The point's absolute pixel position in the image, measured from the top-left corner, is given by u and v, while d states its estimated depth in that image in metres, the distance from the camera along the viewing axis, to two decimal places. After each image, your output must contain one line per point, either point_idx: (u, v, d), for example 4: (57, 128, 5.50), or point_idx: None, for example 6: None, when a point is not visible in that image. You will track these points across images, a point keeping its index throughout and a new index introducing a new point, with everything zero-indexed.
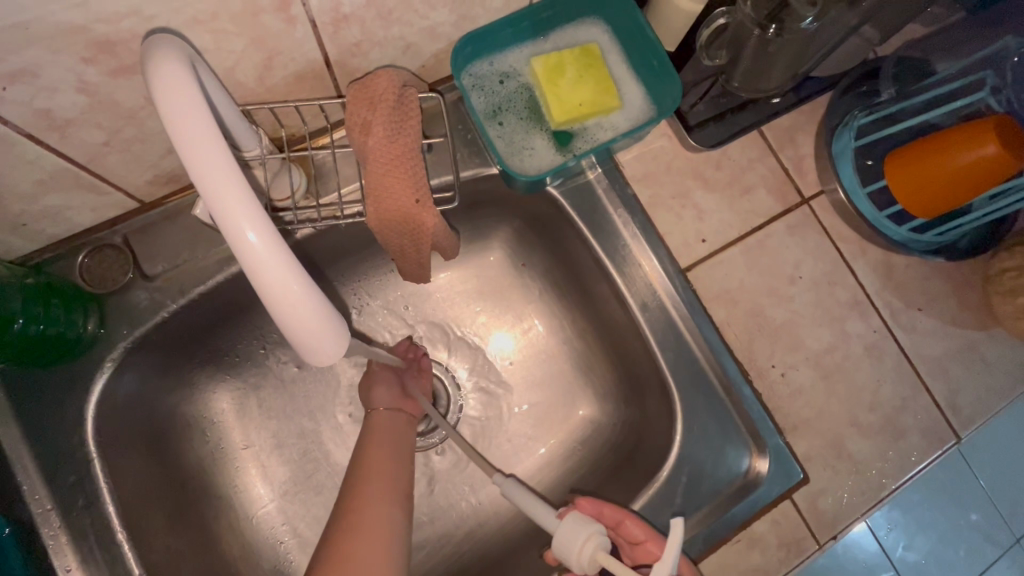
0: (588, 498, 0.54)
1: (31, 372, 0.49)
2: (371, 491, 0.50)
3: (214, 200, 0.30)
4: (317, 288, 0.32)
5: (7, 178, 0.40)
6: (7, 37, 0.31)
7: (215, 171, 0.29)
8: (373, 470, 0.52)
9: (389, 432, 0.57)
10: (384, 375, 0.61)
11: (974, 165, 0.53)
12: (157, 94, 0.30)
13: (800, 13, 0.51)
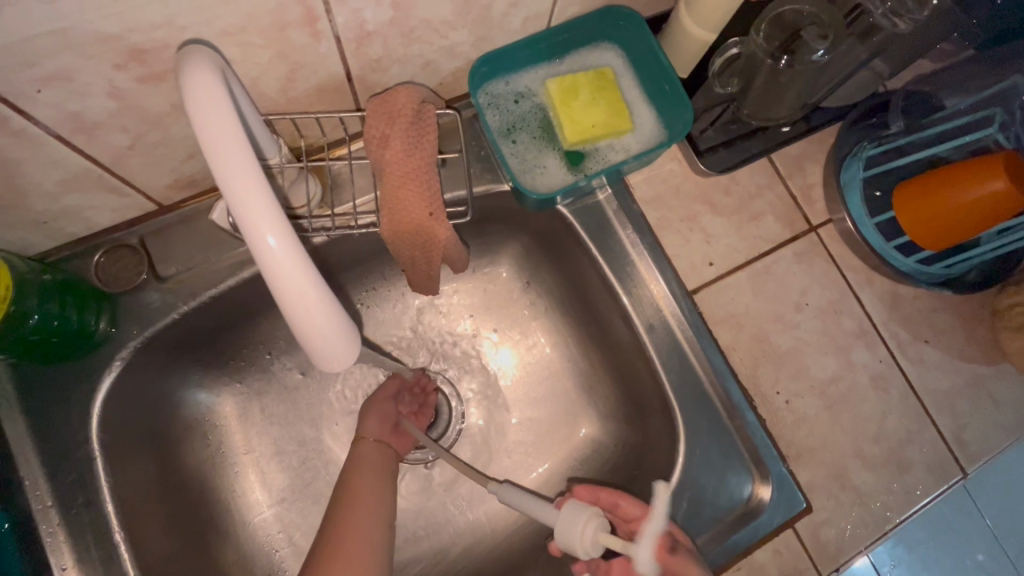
0: (585, 486, 0.58)
1: (40, 368, 0.49)
2: (359, 532, 0.49)
3: (237, 204, 0.30)
4: (332, 295, 0.32)
5: (32, 177, 0.41)
6: (44, 42, 0.32)
7: (240, 177, 0.30)
8: (357, 508, 0.51)
9: (376, 462, 0.57)
10: (381, 406, 0.61)
11: (982, 200, 0.53)
12: (190, 102, 0.31)
13: (812, 46, 0.53)
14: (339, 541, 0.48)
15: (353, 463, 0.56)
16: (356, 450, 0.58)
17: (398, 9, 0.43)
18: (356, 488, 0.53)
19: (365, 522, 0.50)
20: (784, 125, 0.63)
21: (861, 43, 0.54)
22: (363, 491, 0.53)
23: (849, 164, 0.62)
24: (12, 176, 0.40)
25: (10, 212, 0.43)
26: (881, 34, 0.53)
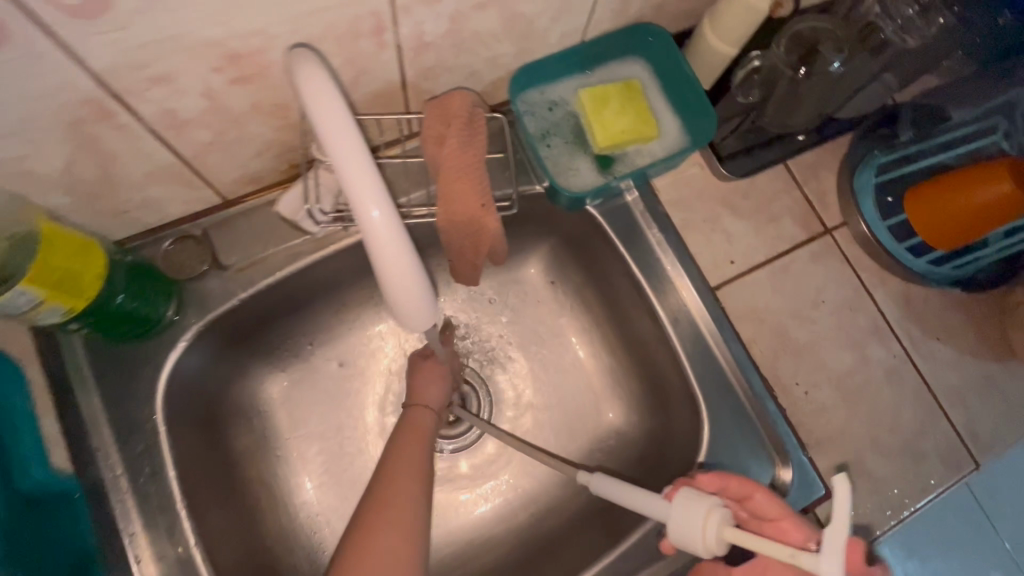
0: (711, 473, 0.53)
1: (110, 347, 0.53)
2: (400, 491, 0.49)
3: (344, 176, 0.32)
4: (422, 264, 0.35)
5: (124, 168, 0.45)
6: (160, 47, 0.37)
7: (349, 153, 0.32)
8: (398, 470, 0.51)
9: (424, 424, 0.58)
10: (440, 376, 0.63)
11: (996, 201, 0.56)
12: (302, 83, 0.33)
13: (828, 58, 0.58)
14: (380, 499, 0.49)
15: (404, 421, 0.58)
16: (411, 410, 0.59)
17: (454, 23, 0.48)
18: (401, 448, 0.54)
19: (406, 483, 0.50)
20: (798, 134, 0.67)
21: (873, 57, 0.59)
22: (406, 455, 0.53)
23: (861, 171, 0.66)
24: (109, 165, 0.44)
25: (99, 200, 0.48)
26: (890, 50, 0.58)
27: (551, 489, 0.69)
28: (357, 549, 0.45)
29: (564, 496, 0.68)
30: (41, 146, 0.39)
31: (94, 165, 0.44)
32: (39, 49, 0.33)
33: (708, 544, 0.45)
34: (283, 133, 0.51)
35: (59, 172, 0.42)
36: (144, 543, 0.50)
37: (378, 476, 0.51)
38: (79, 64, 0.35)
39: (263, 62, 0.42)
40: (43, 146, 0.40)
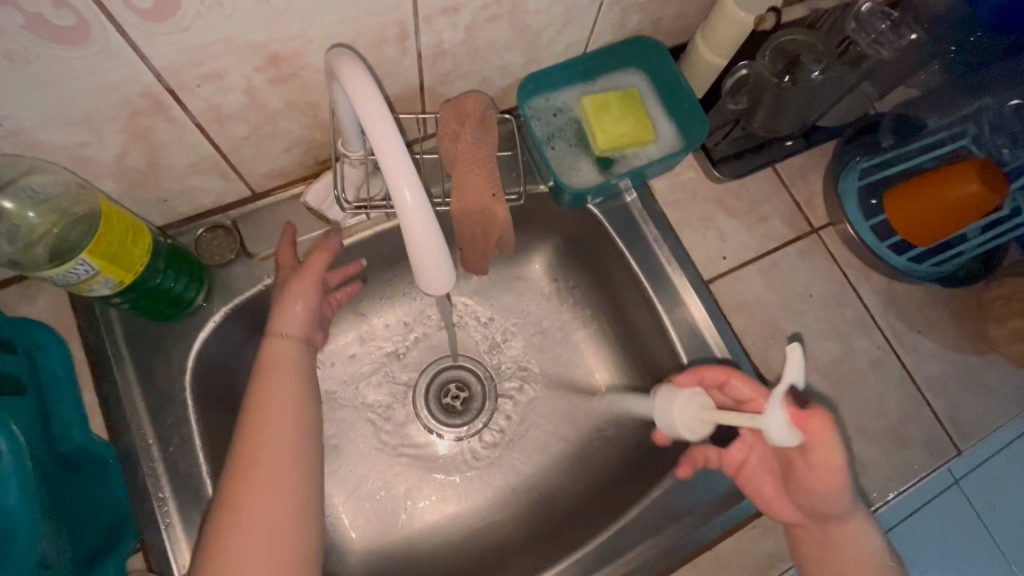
0: (687, 372, 0.60)
1: (146, 326, 0.57)
2: (260, 473, 0.48)
3: (382, 161, 0.35)
4: (447, 245, 0.37)
5: (169, 158, 0.50)
6: (213, 48, 0.42)
7: (386, 139, 0.34)
8: (258, 450, 0.49)
9: (285, 381, 0.53)
10: (305, 291, 0.58)
11: (961, 200, 0.61)
12: (347, 76, 0.36)
13: (809, 68, 0.62)
14: (244, 481, 0.47)
15: (259, 390, 0.52)
16: (263, 361, 0.54)
17: (469, 32, 0.53)
18: (260, 426, 0.50)
19: (271, 463, 0.48)
20: (787, 140, 0.72)
21: (852, 69, 0.64)
22: (269, 425, 0.50)
23: (845, 176, 0.70)
24: (156, 156, 0.49)
25: (143, 189, 0.52)
26: (869, 62, 0.63)
27: (552, 474, 0.72)
28: (227, 543, 0.45)
29: (564, 482, 0.72)
30: (101, 135, 0.44)
31: (144, 155, 0.48)
32: (112, 48, 0.38)
33: (691, 430, 0.52)
34: (311, 131, 0.56)
35: (113, 160, 0.47)
36: (172, 509, 0.53)
37: (238, 452, 0.49)
38: (144, 61, 0.40)
39: (300, 63, 0.47)
40: (103, 136, 0.44)
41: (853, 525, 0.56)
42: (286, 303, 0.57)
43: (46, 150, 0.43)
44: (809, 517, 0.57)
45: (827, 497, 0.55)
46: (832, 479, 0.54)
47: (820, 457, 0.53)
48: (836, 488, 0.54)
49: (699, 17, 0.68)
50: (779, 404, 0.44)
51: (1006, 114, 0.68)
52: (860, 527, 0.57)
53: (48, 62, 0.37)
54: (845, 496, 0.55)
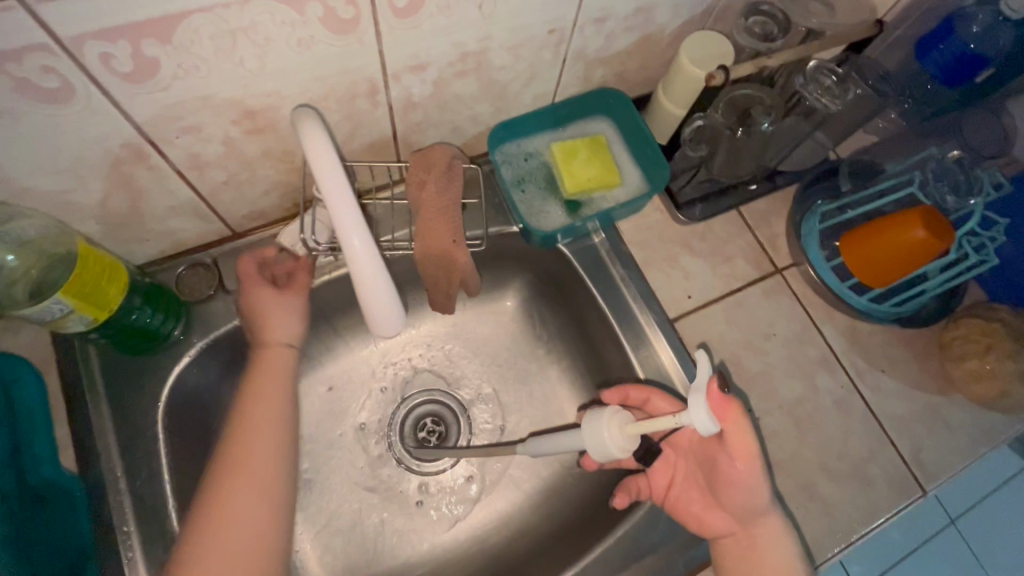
0: (614, 390, 0.67)
1: (122, 360, 0.59)
2: (235, 498, 0.50)
3: (332, 208, 0.38)
4: (393, 285, 0.40)
5: (150, 202, 0.53)
6: (192, 104, 0.45)
7: (336, 189, 0.37)
8: (236, 468, 0.51)
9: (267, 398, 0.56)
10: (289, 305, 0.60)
11: (905, 246, 0.63)
12: (305, 130, 0.39)
13: (759, 121, 0.66)
14: (218, 504, 0.50)
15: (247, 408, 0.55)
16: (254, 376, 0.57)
17: (437, 87, 0.57)
18: (246, 446, 0.53)
19: (240, 489, 0.51)
20: (750, 183, 0.75)
21: (803, 119, 0.68)
22: (250, 447, 0.53)
23: (808, 218, 0.73)
24: (138, 200, 0.52)
25: (125, 230, 0.55)
26: (818, 113, 0.66)
27: (524, 512, 0.72)
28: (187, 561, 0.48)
29: (533, 521, 0.72)
30: (84, 181, 0.47)
31: (126, 199, 0.51)
32: (96, 105, 0.41)
33: (617, 439, 0.55)
34: (288, 176, 0.59)
35: (96, 204, 0.50)
36: (136, 543, 0.53)
37: (218, 469, 0.52)
38: (125, 116, 0.43)
39: (275, 116, 0.50)
40: (86, 183, 0.47)
41: (771, 524, 0.59)
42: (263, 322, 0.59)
43: (32, 195, 0.46)
44: (739, 524, 0.59)
45: (749, 498, 0.58)
46: (753, 481, 0.57)
47: (737, 454, 0.56)
48: (754, 490, 0.57)
49: (662, 70, 0.72)
50: (702, 393, 0.49)
51: (947, 165, 0.69)
52: (778, 527, 0.59)
53: (35, 119, 0.40)
54: (761, 496, 0.57)
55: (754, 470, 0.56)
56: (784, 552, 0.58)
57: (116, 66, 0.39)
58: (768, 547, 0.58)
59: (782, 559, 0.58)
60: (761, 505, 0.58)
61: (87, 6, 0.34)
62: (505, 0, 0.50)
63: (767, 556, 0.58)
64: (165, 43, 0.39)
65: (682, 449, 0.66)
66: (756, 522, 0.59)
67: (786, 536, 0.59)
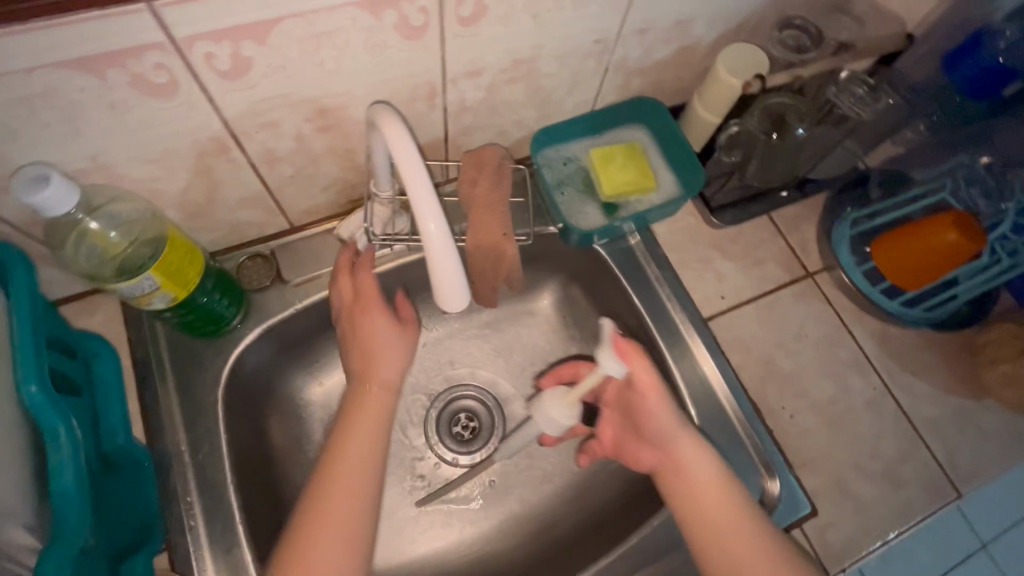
0: (545, 376, 0.75)
1: (187, 342, 0.63)
2: (334, 503, 0.53)
3: (411, 196, 0.40)
4: (463, 270, 0.42)
5: (224, 193, 0.57)
6: (274, 102, 0.49)
7: (414, 177, 0.40)
8: (328, 506, 0.53)
9: (369, 423, 0.58)
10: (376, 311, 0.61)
11: (937, 248, 0.65)
12: (383, 123, 0.42)
13: (793, 126, 0.70)
14: (311, 538, 0.51)
15: (346, 431, 0.58)
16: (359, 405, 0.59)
17: (489, 92, 0.61)
18: (335, 485, 0.54)
19: (343, 498, 0.54)
20: (782, 190, 0.77)
21: (834, 127, 0.71)
22: (342, 481, 0.54)
23: (837, 224, 0.75)
24: (214, 191, 0.56)
25: (198, 219, 0.59)
26: (849, 121, 0.70)
27: (557, 507, 0.75)
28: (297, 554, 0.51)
29: (565, 517, 0.74)
30: (172, 171, 0.52)
31: (204, 190, 0.56)
32: (193, 99, 0.45)
33: (558, 410, 0.60)
34: (347, 173, 0.63)
35: (178, 193, 0.54)
36: (198, 512, 0.57)
37: (309, 505, 0.53)
38: (216, 111, 0.48)
39: (343, 115, 0.55)
40: (173, 172, 0.52)
41: (697, 452, 0.59)
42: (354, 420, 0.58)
43: (126, 183, 0.50)
44: (661, 449, 0.61)
45: (667, 430, 0.60)
46: (659, 408, 0.60)
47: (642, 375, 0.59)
48: (670, 417, 0.60)
49: (696, 81, 0.76)
50: (606, 344, 0.51)
51: (978, 171, 0.72)
52: (705, 454, 0.59)
53: (141, 111, 0.44)
54: (680, 427, 0.60)
55: (660, 399, 0.60)
56: (705, 467, 0.58)
57: (216, 64, 0.43)
58: (700, 476, 0.58)
59: (716, 487, 0.57)
60: (681, 433, 0.60)
61: (202, 10, 0.39)
62: (558, 11, 0.54)
63: (706, 487, 0.58)
64: (260, 44, 0.43)
65: (611, 405, 0.68)
66: (682, 454, 0.59)
67: (716, 463, 0.59)
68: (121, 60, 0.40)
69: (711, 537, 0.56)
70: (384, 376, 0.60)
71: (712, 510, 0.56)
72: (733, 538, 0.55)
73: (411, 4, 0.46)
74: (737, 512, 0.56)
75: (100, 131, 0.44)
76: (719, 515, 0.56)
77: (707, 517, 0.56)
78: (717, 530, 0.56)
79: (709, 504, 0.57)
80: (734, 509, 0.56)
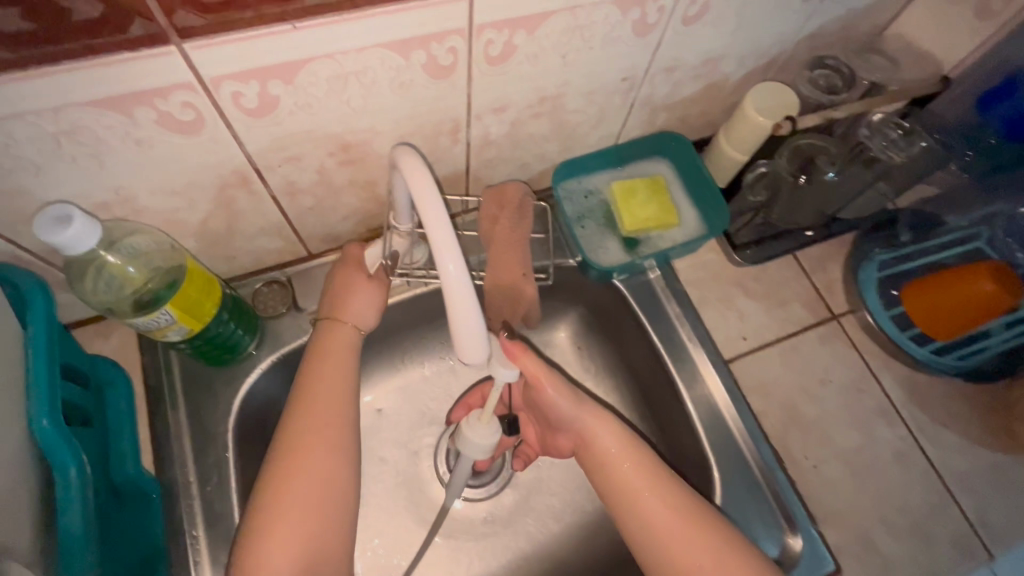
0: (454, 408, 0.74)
1: (200, 369, 0.62)
2: (309, 454, 0.52)
3: (429, 236, 0.37)
4: (484, 316, 0.39)
5: (243, 223, 0.57)
6: (299, 137, 0.49)
7: (434, 213, 0.38)
8: (304, 449, 0.52)
9: (335, 373, 0.57)
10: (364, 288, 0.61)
11: (974, 298, 0.63)
12: (404, 164, 0.41)
13: (823, 169, 0.68)
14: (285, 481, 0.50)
15: (312, 379, 0.56)
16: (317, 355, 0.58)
17: (513, 126, 0.60)
18: (305, 427, 0.53)
19: (309, 458, 0.52)
20: (808, 230, 0.75)
21: (865, 170, 0.69)
22: (310, 443, 0.52)
23: (866, 265, 0.73)
24: (234, 221, 0.56)
25: (217, 247, 0.59)
26: (881, 165, 0.67)
27: (567, 546, 0.74)
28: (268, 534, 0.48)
29: (575, 555, 0.73)
30: (193, 203, 0.51)
31: (224, 220, 0.55)
32: (219, 136, 0.45)
33: (479, 434, 0.57)
34: (367, 203, 0.62)
35: (199, 223, 0.54)
36: (204, 546, 0.56)
37: (280, 449, 0.52)
38: (240, 146, 0.47)
39: (367, 149, 0.54)
40: (195, 204, 0.52)
41: (602, 425, 0.61)
42: (318, 367, 0.57)
43: (148, 214, 0.50)
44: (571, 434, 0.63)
45: (572, 414, 0.61)
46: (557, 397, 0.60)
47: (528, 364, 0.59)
48: (571, 399, 0.60)
49: (722, 116, 0.75)
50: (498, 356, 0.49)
51: (1018, 221, 0.69)
52: (610, 422, 0.61)
53: (166, 147, 0.44)
54: (580, 407, 0.61)
55: (559, 386, 0.60)
56: (610, 440, 0.60)
57: (243, 102, 0.43)
58: (607, 448, 0.60)
59: (624, 454, 0.59)
60: (585, 412, 0.61)
61: (232, 52, 0.39)
62: (587, 50, 0.53)
63: (615, 457, 0.59)
64: (288, 84, 0.43)
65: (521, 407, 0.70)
66: (589, 431, 0.61)
67: (621, 431, 0.60)
68: (149, 99, 0.39)
69: (631, 506, 0.57)
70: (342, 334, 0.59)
71: (625, 477, 0.58)
72: (647, 505, 0.56)
73: (439, 45, 0.45)
74: (649, 475, 0.58)
75: (125, 166, 0.44)
76: (630, 481, 0.58)
77: (622, 486, 0.58)
78: (631, 496, 0.57)
79: (626, 475, 0.58)
80: (645, 473, 0.58)
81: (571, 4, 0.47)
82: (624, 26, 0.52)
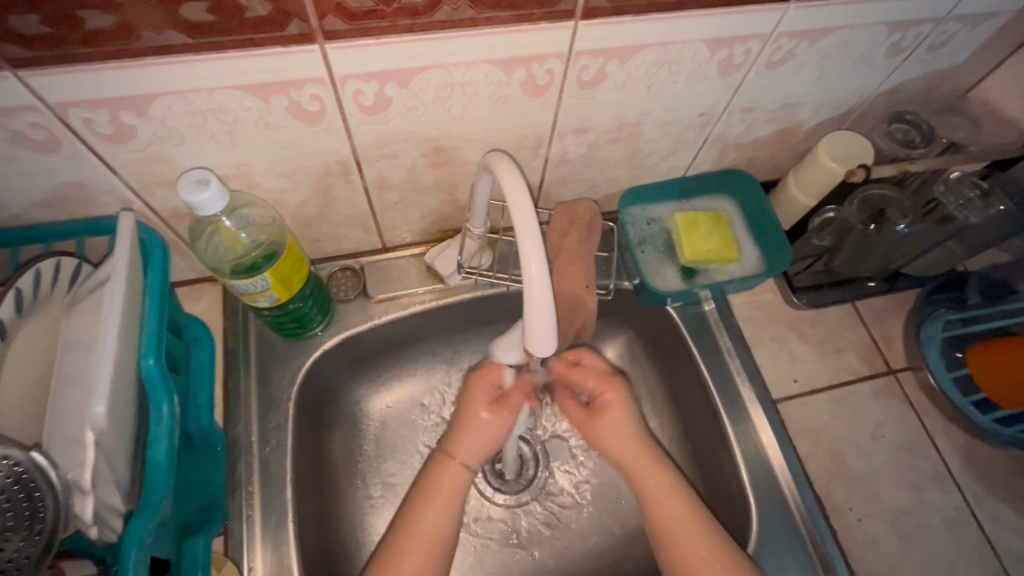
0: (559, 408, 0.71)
1: (277, 339, 0.67)
2: (424, 520, 0.59)
3: (518, 233, 0.40)
4: (555, 315, 0.41)
5: (334, 210, 0.63)
6: (400, 137, 0.54)
7: (523, 217, 0.40)
8: (430, 506, 0.60)
9: (476, 442, 0.61)
10: (477, 425, 0.61)
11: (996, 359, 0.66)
12: (496, 165, 0.44)
13: (894, 220, 0.67)
14: (410, 529, 0.58)
15: (455, 434, 0.62)
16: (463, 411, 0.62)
17: (590, 148, 0.64)
18: (440, 481, 0.61)
19: (426, 520, 0.59)
20: (870, 281, 0.76)
21: (937, 228, 0.68)
22: (416, 547, 0.57)
23: (929, 324, 0.72)
24: (327, 207, 0.62)
25: (307, 230, 0.65)
26: (956, 224, 0.66)
27: (591, 566, 0.73)
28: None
29: None
30: (297, 186, 0.57)
31: (319, 205, 0.61)
32: (333, 128, 0.51)
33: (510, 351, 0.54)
34: (443, 206, 0.67)
35: (298, 205, 0.60)
36: (257, 503, 0.60)
37: (418, 499, 0.60)
38: (349, 139, 0.52)
39: (456, 155, 0.59)
40: (299, 187, 0.57)
41: (654, 474, 0.61)
42: (462, 424, 0.62)
43: (258, 190, 0.56)
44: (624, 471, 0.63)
45: (623, 457, 0.63)
46: (614, 430, 0.62)
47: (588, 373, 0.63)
48: (628, 435, 0.62)
49: (791, 160, 0.76)
50: (539, 350, 0.44)
51: None
52: (662, 470, 0.62)
53: (289, 131, 0.50)
54: (633, 444, 0.62)
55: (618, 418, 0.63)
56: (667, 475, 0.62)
57: (361, 100, 0.48)
58: (654, 486, 0.61)
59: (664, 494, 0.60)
60: (637, 456, 0.62)
61: (365, 55, 0.44)
62: (671, 85, 0.56)
63: (660, 500, 0.60)
64: (402, 87, 0.48)
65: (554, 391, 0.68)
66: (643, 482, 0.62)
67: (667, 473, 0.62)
68: (286, 89, 0.45)
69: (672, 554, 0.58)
70: (487, 392, 0.61)
71: (657, 514, 0.60)
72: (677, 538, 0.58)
73: (540, 66, 0.50)
74: (685, 516, 0.59)
75: (251, 146, 0.50)
76: (670, 514, 0.59)
77: (664, 526, 0.59)
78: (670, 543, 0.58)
79: (666, 518, 0.59)
80: (678, 506, 0.60)
81: (663, 40, 0.50)
82: (710, 64, 0.55)
